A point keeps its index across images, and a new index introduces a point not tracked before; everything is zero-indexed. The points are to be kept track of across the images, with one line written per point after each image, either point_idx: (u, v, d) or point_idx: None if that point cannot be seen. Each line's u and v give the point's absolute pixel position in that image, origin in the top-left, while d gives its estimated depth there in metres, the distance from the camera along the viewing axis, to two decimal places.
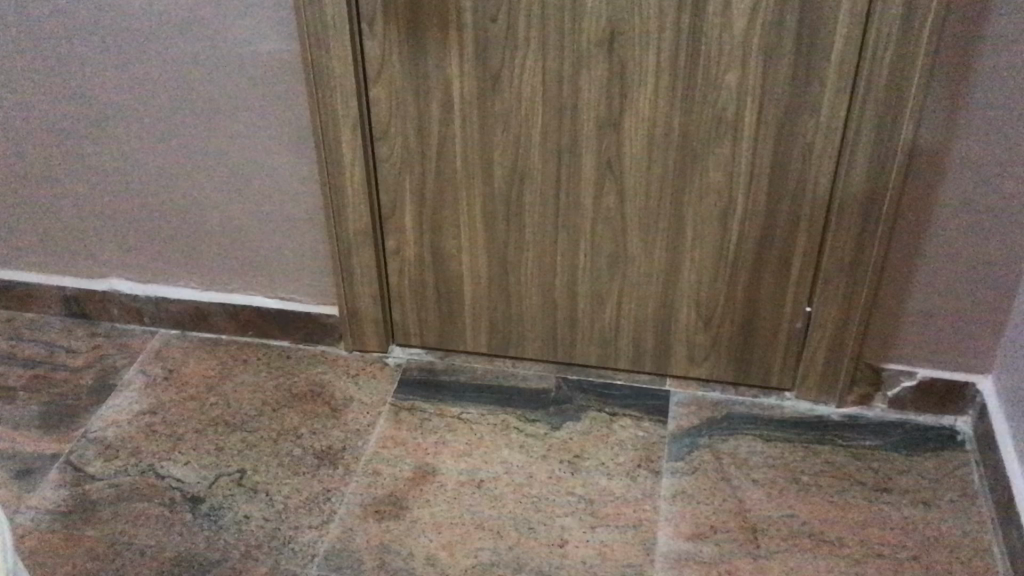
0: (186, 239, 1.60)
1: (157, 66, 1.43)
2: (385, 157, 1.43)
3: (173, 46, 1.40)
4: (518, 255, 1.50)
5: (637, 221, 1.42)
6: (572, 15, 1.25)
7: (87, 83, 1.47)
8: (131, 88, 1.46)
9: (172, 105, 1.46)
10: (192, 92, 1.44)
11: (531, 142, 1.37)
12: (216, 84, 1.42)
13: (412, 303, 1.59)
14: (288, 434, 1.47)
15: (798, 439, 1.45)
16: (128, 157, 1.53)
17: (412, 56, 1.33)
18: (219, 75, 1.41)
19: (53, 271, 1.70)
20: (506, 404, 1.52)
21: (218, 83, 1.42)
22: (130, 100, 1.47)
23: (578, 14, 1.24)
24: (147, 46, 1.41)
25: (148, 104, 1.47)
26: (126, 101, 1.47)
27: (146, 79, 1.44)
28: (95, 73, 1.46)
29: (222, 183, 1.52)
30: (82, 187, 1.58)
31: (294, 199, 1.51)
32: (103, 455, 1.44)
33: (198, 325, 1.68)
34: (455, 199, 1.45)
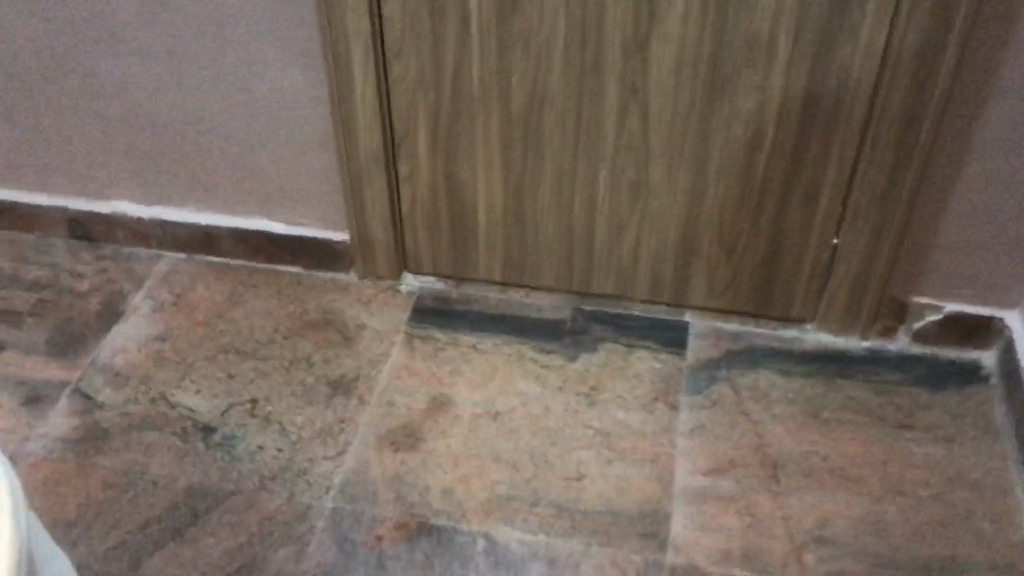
0: (193, 161, 1.55)
1: None
2: (398, 78, 1.37)
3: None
4: (536, 181, 1.45)
5: (661, 147, 1.36)
6: None
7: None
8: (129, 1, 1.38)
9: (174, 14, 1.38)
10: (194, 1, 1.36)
11: (552, 64, 1.30)
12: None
13: (426, 229, 1.54)
14: (300, 363, 1.45)
15: (820, 373, 1.42)
16: (131, 75, 1.47)
17: None
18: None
19: (55, 192, 1.64)
20: (522, 335, 1.49)
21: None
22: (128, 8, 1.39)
23: None
24: None
25: (148, 12, 1.39)
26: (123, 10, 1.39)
27: None
28: None
29: (229, 97, 1.46)
30: (83, 103, 1.52)
31: (305, 116, 1.46)
32: (113, 383, 1.42)
33: (205, 249, 1.64)
34: (472, 122, 1.40)
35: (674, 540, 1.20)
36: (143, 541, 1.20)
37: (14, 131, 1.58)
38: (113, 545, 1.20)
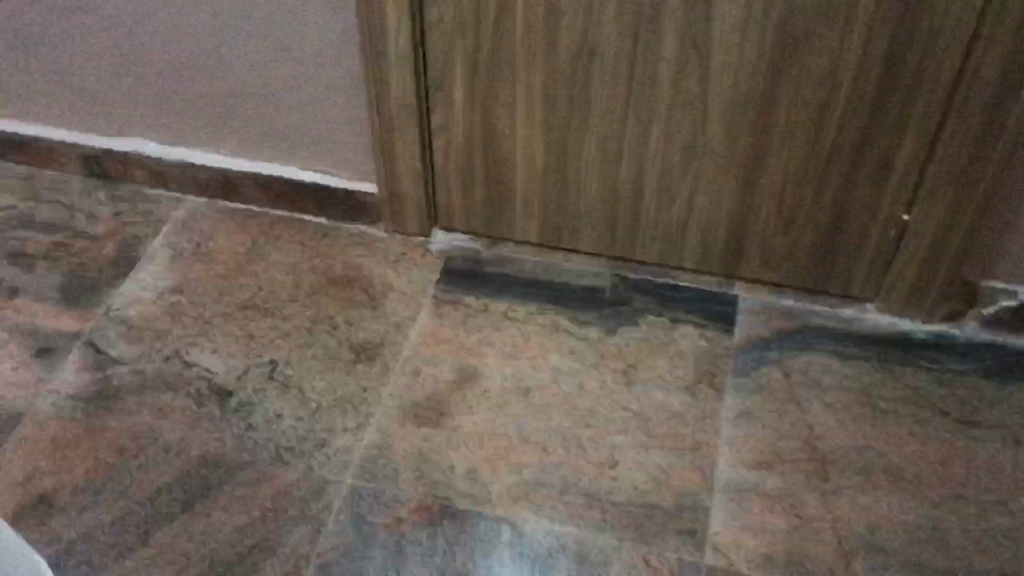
0: (215, 101, 1.46)
1: None
2: (435, 22, 1.25)
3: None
4: (580, 139, 1.33)
5: (720, 107, 1.24)
6: None
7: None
8: None
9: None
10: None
11: (605, 13, 1.18)
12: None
13: (460, 184, 1.44)
14: (323, 324, 1.37)
15: (878, 359, 1.32)
16: (149, 7, 1.36)
17: None
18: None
19: (71, 127, 1.56)
20: (558, 303, 1.40)
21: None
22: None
23: None
24: None
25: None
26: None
27: None
28: None
29: (253, 34, 1.36)
30: (99, 34, 1.42)
31: (333, 59, 1.35)
32: (127, 337, 1.35)
33: (227, 194, 1.55)
34: (513, 70, 1.29)
35: (712, 539, 1.12)
36: (152, 512, 1.15)
37: (27, 58, 1.48)
38: (121, 515, 1.15)
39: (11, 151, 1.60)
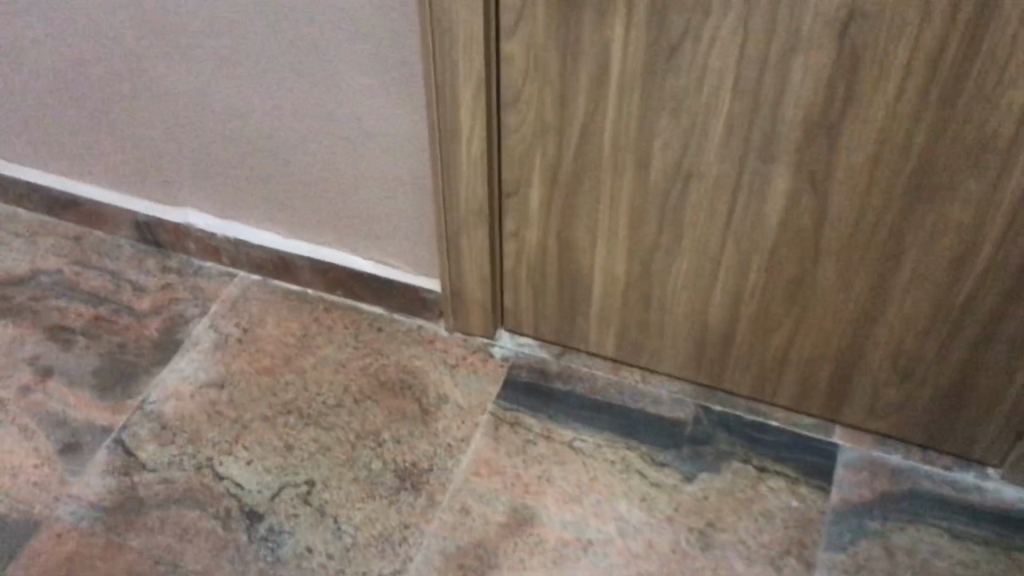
0: (273, 182, 1.35)
1: None
2: (513, 126, 1.13)
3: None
4: (669, 262, 1.18)
5: (835, 246, 1.08)
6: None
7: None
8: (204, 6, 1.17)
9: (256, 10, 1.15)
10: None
11: (709, 135, 1.04)
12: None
13: (530, 290, 1.30)
14: (368, 439, 1.24)
15: (1001, 542, 1.13)
16: (207, 84, 1.27)
17: (563, 12, 1.00)
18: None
19: (125, 192, 1.47)
20: (632, 435, 1.25)
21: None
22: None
23: None
24: None
25: (229, 8, 1.16)
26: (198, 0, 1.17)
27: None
28: None
29: (317, 119, 1.24)
30: (156, 106, 1.33)
31: (402, 151, 1.23)
32: (159, 438, 1.25)
33: (281, 275, 1.44)
34: (599, 184, 1.14)
35: None
36: None
37: (83, 119, 1.39)
38: None
39: (64, 209, 1.52)
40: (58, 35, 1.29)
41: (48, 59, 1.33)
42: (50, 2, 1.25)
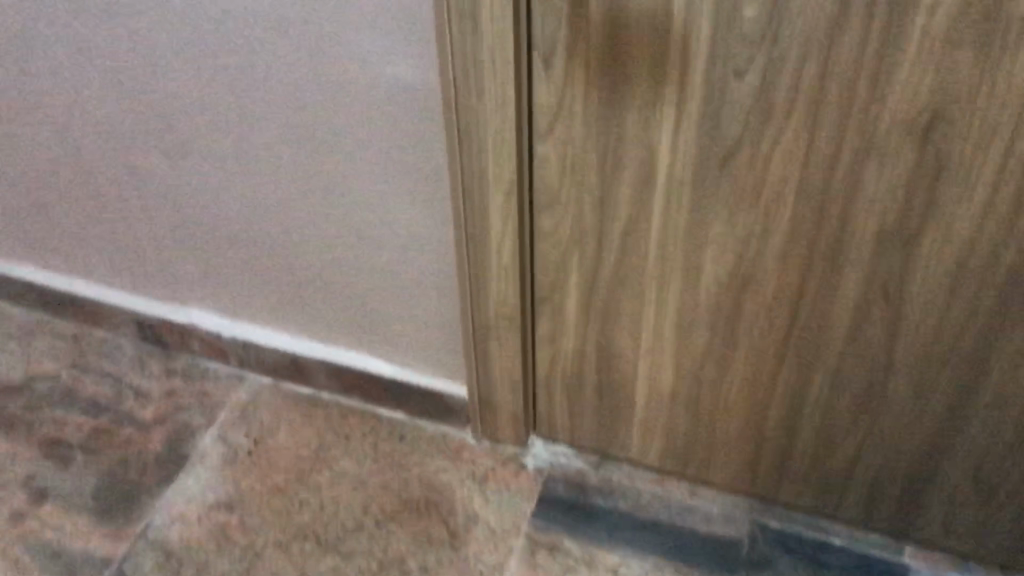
0: (285, 282, 1.25)
1: (245, 83, 1.05)
2: (548, 231, 1.03)
3: (263, 24, 0.98)
4: (720, 373, 1.08)
5: (909, 362, 0.97)
6: (872, 95, 0.80)
7: (148, 55, 1.07)
8: (210, 102, 1.09)
9: (265, 105, 1.06)
10: (290, 94, 1.04)
11: (768, 243, 0.94)
12: (321, 80, 1.01)
13: (566, 398, 1.19)
14: (392, 569, 1.13)
15: None
16: (213, 181, 1.18)
17: (605, 114, 0.90)
18: (327, 68, 0.99)
19: (126, 290, 1.37)
20: (685, 560, 1.15)
21: (325, 79, 1.00)
22: (208, 89, 1.07)
23: (880, 94, 0.80)
24: (230, 55, 1.03)
25: (236, 104, 1.07)
26: (203, 96, 1.08)
27: (230, 94, 1.07)
28: (164, 81, 1.09)
29: (332, 219, 1.15)
30: (160, 203, 1.23)
31: (425, 253, 1.13)
32: (163, 571, 1.14)
33: (294, 377, 1.33)
34: (643, 292, 1.04)
35: None
36: None
37: (82, 216, 1.30)
38: None
39: (61, 307, 1.42)
40: (56, 130, 1.21)
41: (43, 151, 1.24)
42: (48, 96, 1.17)
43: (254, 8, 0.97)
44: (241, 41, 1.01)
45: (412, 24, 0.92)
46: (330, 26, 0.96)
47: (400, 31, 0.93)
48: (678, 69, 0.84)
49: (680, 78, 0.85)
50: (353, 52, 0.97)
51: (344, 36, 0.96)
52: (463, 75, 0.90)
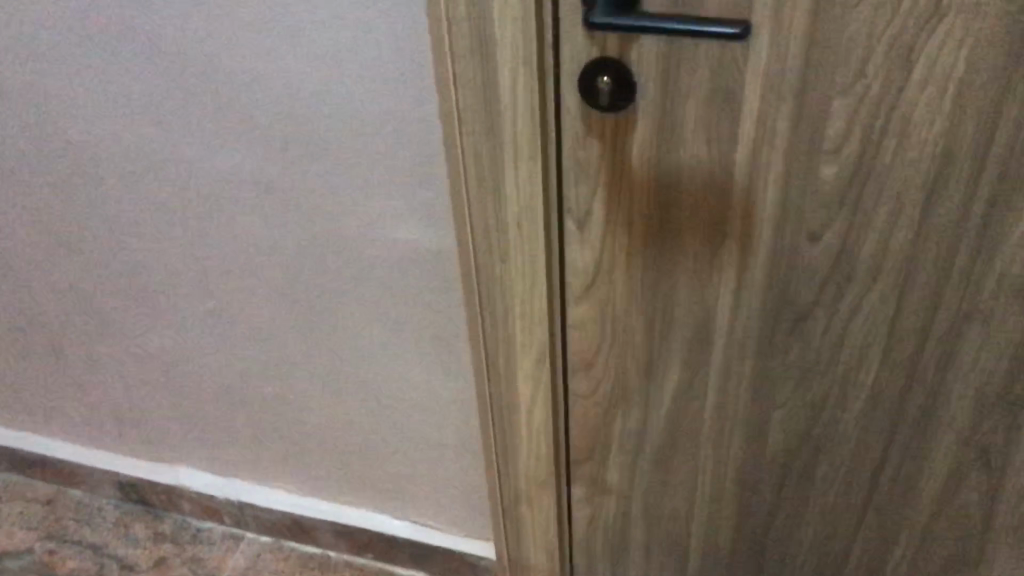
0: (282, 440, 1.12)
1: (231, 241, 0.92)
2: (583, 395, 0.90)
3: (250, 181, 0.86)
4: (786, 535, 0.95)
5: (1011, 530, 0.84)
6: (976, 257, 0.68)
7: (120, 208, 0.94)
8: (192, 260, 0.96)
9: (255, 260, 0.93)
10: (281, 253, 0.91)
11: (845, 408, 0.81)
12: (319, 235, 0.88)
13: (608, 557, 1.06)
14: None
15: None
16: (197, 339, 1.05)
17: (652, 276, 0.78)
18: (324, 224, 0.87)
19: (104, 448, 1.23)
20: None
21: (323, 235, 0.88)
22: (189, 245, 0.95)
23: (986, 257, 0.67)
24: (212, 213, 0.90)
25: (221, 262, 0.95)
26: (184, 254, 0.96)
27: (215, 252, 0.94)
28: (139, 239, 0.96)
29: (334, 377, 1.02)
30: (138, 361, 1.10)
31: (441, 411, 1.00)
32: None
33: (297, 537, 1.19)
34: (696, 455, 0.91)
35: None
36: None
37: (51, 374, 1.17)
38: None
39: (33, 469, 1.28)
40: (19, 288, 1.08)
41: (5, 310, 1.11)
42: (9, 254, 1.05)
43: (239, 163, 0.85)
44: (224, 196, 0.88)
45: (423, 180, 0.79)
46: (326, 183, 0.83)
47: (408, 189, 0.81)
48: (739, 226, 0.72)
49: (742, 237, 0.73)
50: (354, 209, 0.84)
51: (342, 193, 0.83)
52: (484, 239, 0.78)
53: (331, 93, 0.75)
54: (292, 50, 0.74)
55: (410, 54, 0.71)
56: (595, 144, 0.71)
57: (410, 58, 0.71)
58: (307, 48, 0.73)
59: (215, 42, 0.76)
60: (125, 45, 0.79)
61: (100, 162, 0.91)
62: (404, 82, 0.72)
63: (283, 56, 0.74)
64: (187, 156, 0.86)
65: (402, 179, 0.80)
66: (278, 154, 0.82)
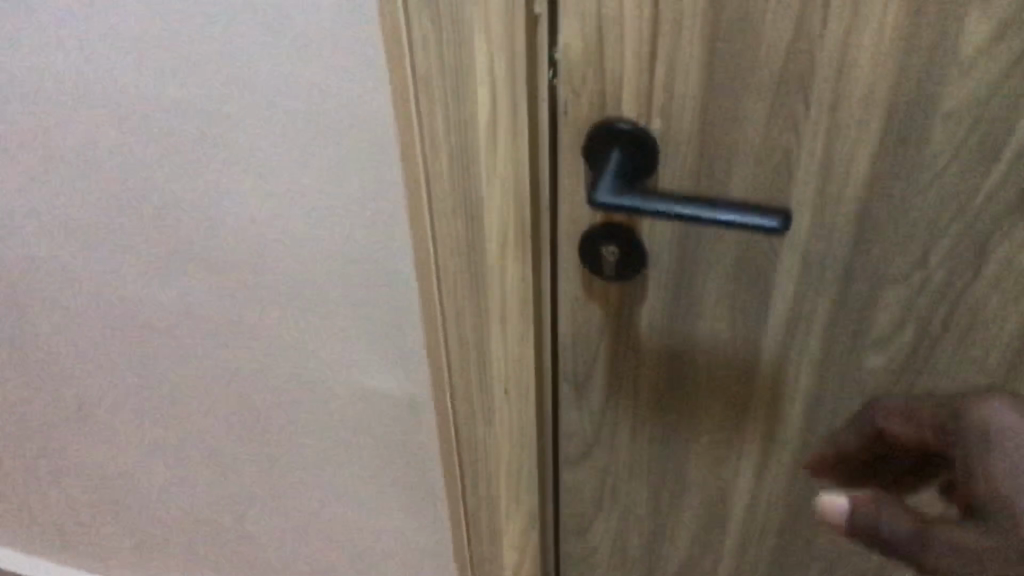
0: (243, 564, 1.02)
1: (169, 389, 0.80)
2: (577, 560, 0.79)
3: (189, 331, 0.73)
4: None
5: None
6: None
7: (42, 350, 0.81)
8: (126, 405, 0.84)
9: (200, 408, 0.81)
10: (228, 402, 0.79)
11: None
12: (274, 388, 0.76)
13: None
14: None
15: None
16: (140, 475, 0.93)
17: (660, 448, 0.67)
18: (276, 376, 0.75)
19: (43, 562, 1.14)
20: None
21: (278, 388, 0.76)
22: (124, 389, 0.82)
23: None
24: (147, 362, 0.78)
25: (160, 408, 0.83)
26: (117, 398, 0.83)
27: (153, 399, 0.82)
28: (64, 382, 0.84)
29: (296, 516, 0.91)
30: (77, 491, 0.99)
31: (419, 551, 0.90)
32: None
33: None
34: None
35: None
36: None
37: None
38: None
39: None
40: None
41: None
42: None
43: (175, 314, 0.72)
44: (163, 346, 0.76)
45: (392, 338, 0.67)
46: (279, 339, 0.71)
47: (373, 345, 0.69)
48: (764, 406, 0.62)
49: (769, 415, 0.62)
50: (313, 366, 0.72)
51: (297, 351, 0.71)
52: (464, 405, 0.66)
53: (286, 249, 0.64)
54: (235, 199, 0.61)
55: (379, 211, 0.59)
56: (597, 311, 0.60)
57: (380, 216, 0.60)
58: (256, 202, 0.61)
59: (146, 192, 0.63)
60: (37, 189, 0.66)
61: (15, 304, 0.77)
62: (372, 242, 0.61)
63: (228, 209, 0.62)
64: (114, 304, 0.73)
65: (368, 340, 0.68)
66: (224, 308, 0.70)
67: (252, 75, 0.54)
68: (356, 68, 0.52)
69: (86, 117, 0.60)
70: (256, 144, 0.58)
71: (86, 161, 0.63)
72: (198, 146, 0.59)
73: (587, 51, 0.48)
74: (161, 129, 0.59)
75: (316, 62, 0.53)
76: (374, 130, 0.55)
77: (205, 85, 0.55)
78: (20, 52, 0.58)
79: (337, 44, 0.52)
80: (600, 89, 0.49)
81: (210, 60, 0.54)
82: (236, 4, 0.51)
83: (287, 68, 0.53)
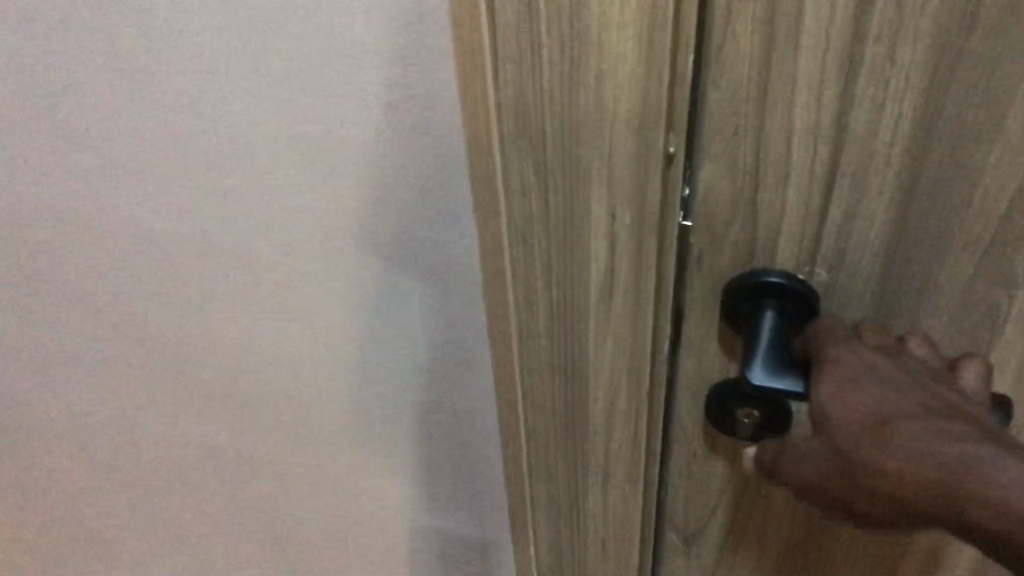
0: None
1: (212, 523, 0.70)
2: None
3: (236, 464, 0.64)
4: None
5: None
6: None
7: (63, 491, 0.71)
8: (160, 540, 0.74)
9: (244, 541, 0.71)
10: (278, 532, 0.70)
11: None
12: (330, 515, 0.67)
13: None
14: None
15: None
16: None
17: None
18: (335, 503, 0.66)
19: None
20: None
21: (339, 518, 0.67)
22: (149, 521, 0.72)
23: None
24: (186, 498, 0.68)
25: (200, 542, 0.73)
26: (150, 536, 0.74)
27: (191, 534, 0.72)
28: (91, 521, 0.74)
29: None
30: None
31: None
32: None
33: None
34: None
35: None
36: None
37: None
38: None
39: None
40: None
41: None
42: None
43: (221, 447, 0.63)
44: (205, 482, 0.66)
45: (474, 462, 0.59)
46: (336, 466, 0.62)
47: (450, 470, 0.60)
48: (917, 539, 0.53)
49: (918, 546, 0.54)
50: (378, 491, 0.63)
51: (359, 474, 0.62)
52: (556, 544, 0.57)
53: (351, 378, 0.55)
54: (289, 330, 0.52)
55: (465, 339, 0.50)
56: (720, 467, 0.50)
57: (451, 342, 0.51)
58: (309, 331, 0.52)
59: (174, 323, 0.54)
60: (43, 322, 0.56)
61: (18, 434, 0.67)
62: (445, 369, 0.52)
63: (275, 339, 0.53)
64: (151, 442, 0.64)
65: (439, 463, 0.60)
66: (278, 440, 0.61)
67: (311, 208, 0.45)
68: (442, 199, 0.43)
69: (100, 247, 0.50)
70: (308, 274, 0.49)
71: (101, 292, 0.53)
72: (246, 280, 0.50)
73: (736, 197, 0.38)
74: (188, 258, 0.49)
75: (393, 198, 0.43)
76: (459, 265, 0.46)
77: (256, 222, 0.46)
78: (19, 176, 0.48)
79: (409, 170, 0.42)
80: (747, 240, 0.39)
81: (250, 188, 0.45)
82: (280, 126, 0.42)
83: (354, 202, 0.44)
